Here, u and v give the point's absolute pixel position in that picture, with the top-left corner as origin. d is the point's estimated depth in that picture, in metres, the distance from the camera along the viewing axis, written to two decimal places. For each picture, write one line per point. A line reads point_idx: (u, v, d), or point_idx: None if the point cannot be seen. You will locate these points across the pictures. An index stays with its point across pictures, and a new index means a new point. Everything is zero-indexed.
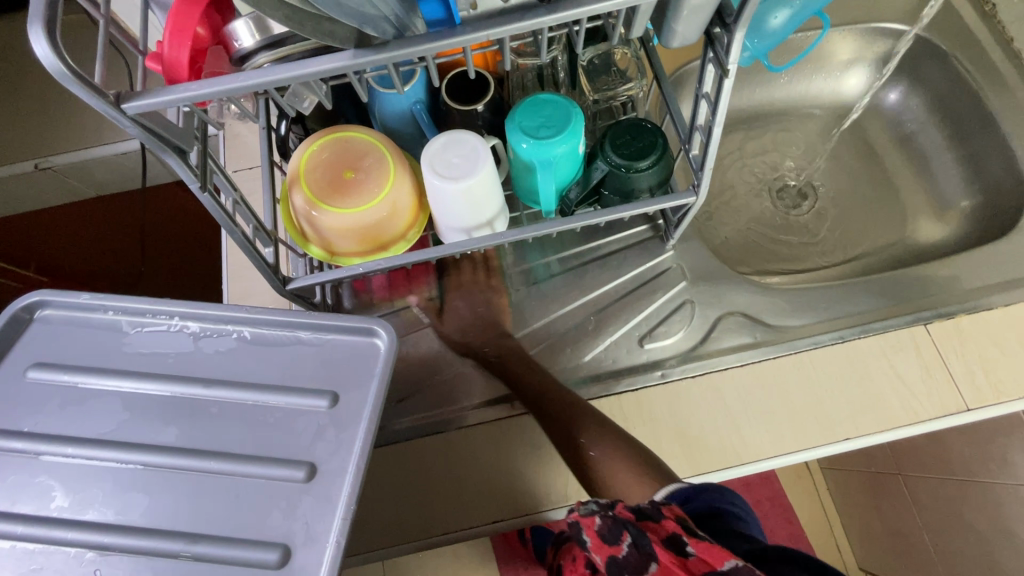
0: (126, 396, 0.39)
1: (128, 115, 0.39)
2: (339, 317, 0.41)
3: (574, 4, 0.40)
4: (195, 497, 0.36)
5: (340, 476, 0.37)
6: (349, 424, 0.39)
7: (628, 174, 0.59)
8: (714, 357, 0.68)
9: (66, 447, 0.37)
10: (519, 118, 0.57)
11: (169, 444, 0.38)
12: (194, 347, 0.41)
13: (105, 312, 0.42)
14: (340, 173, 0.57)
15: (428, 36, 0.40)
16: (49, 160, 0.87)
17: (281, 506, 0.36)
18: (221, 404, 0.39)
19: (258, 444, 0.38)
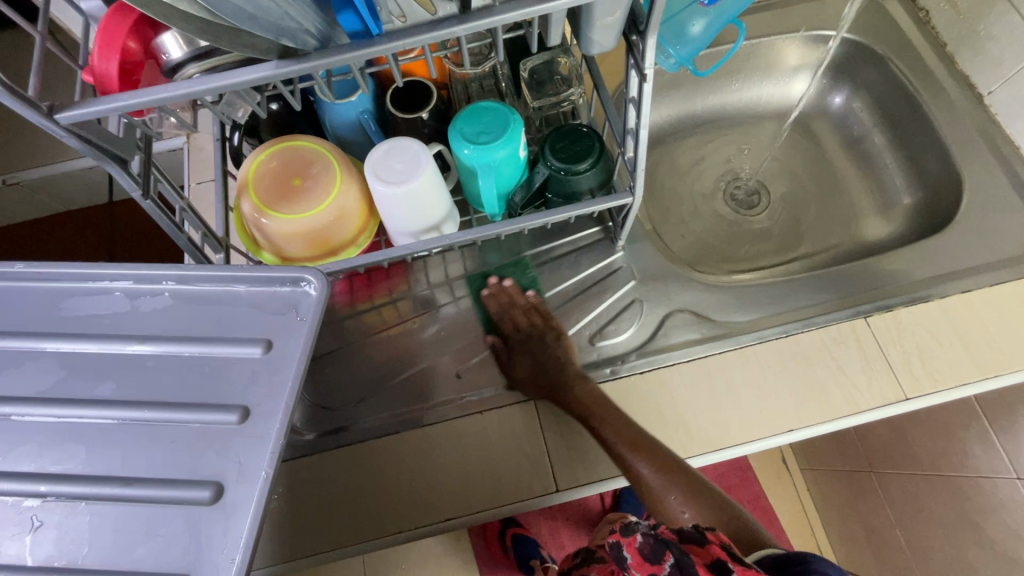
0: (61, 355, 0.41)
1: (62, 125, 0.40)
2: (270, 267, 0.41)
3: (484, 15, 0.42)
4: (129, 445, 0.38)
5: (270, 417, 0.38)
6: (282, 367, 0.40)
7: (569, 177, 0.61)
8: (664, 352, 0.70)
9: (4, 407, 0.39)
10: (459, 125, 0.60)
11: (106, 398, 0.39)
12: (130, 306, 0.42)
13: (42, 280, 0.43)
14: (288, 180, 0.59)
15: (348, 46, 0.42)
16: (18, 175, 0.90)
17: (215, 448, 0.37)
18: (156, 357, 0.41)
19: (190, 393, 0.39)
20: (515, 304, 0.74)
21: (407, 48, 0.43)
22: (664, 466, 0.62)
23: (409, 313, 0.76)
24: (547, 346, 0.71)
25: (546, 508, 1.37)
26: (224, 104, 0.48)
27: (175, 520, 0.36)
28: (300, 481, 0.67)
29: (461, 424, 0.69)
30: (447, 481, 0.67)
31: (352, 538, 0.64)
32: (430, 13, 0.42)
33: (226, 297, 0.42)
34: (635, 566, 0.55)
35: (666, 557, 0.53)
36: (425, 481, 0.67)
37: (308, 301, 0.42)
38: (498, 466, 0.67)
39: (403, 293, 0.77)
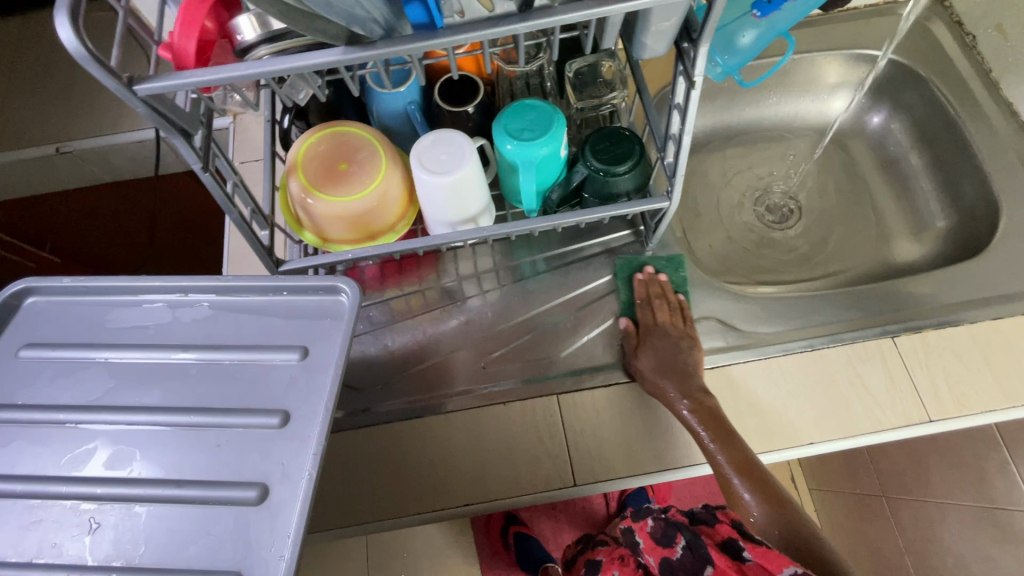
0: (111, 365, 0.47)
1: (139, 96, 0.42)
2: (307, 279, 0.49)
3: (544, 14, 0.43)
4: (179, 449, 0.43)
5: (309, 419, 0.44)
6: (318, 370, 0.46)
7: (607, 178, 0.62)
8: None
9: (59, 414, 0.44)
10: (504, 121, 0.61)
11: (153, 406, 0.45)
12: (171, 318, 0.49)
13: (99, 296, 0.50)
14: (335, 164, 0.61)
15: (412, 37, 0.43)
16: (71, 144, 0.89)
17: (256, 450, 0.43)
18: (198, 365, 0.47)
19: (235, 399, 0.45)
20: (665, 298, 0.73)
21: (468, 42, 0.44)
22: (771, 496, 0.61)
23: (432, 302, 0.78)
24: (681, 350, 0.69)
25: (549, 507, 1.38)
26: (288, 86, 0.50)
27: (225, 518, 0.41)
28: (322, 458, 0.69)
29: (483, 414, 0.70)
30: (466, 469, 0.68)
31: (373, 516, 0.66)
32: (489, 9, 0.43)
33: (264, 306, 0.50)
34: (651, 549, 0.74)
35: (674, 540, 0.73)
36: (441, 463, 0.68)
37: (342, 310, 0.49)
38: (517, 457, 0.68)
39: (432, 282, 0.79)
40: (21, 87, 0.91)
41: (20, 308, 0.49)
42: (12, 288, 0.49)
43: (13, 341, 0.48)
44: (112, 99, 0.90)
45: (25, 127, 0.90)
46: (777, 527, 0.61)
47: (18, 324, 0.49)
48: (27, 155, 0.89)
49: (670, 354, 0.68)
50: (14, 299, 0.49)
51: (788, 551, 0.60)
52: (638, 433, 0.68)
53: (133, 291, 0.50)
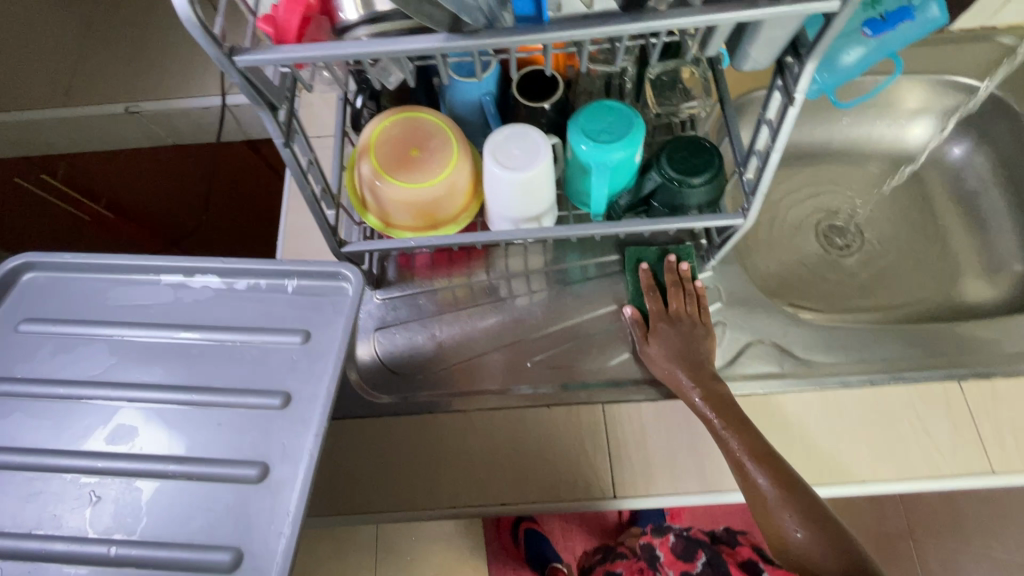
0: (112, 343, 0.48)
1: (237, 67, 0.42)
2: (310, 263, 0.50)
3: (656, 17, 0.42)
4: (182, 427, 0.45)
5: (309, 401, 0.46)
6: (320, 353, 0.48)
7: (681, 189, 0.61)
8: (738, 381, 0.68)
9: (59, 386, 0.46)
10: (581, 120, 0.60)
11: (155, 381, 0.47)
12: (172, 298, 0.50)
13: (106, 272, 0.52)
14: (407, 150, 0.61)
15: (516, 30, 0.42)
16: (139, 105, 0.89)
17: (257, 431, 0.45)
18: (200, 346, 0.48)
19: (238, 379, 0.47)
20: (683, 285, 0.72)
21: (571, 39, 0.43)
22: (788, 483, 0.56)
23: (477, 297, 0.76)
24: (697, 337, 0.68)
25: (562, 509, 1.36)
26: (379, 68, 0.49)
27: (226, 495, 0.43)
28: (359, 442, 0.69)
29: (527, 415, 0.69)
30: (501, 468, 0.67)
31: (404, 505, 0.66)
32: (586, 7, 0.43)
33: (269, 289, 0.51)
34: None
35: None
36: (475, 459, 0.68)
37: (345, 293, 0.51)
38: (555, 461, 0.67)
39: (481, 276, 0.78)
40: (96, 44, 0.92)
41: (19, 281, 0.51)
42: (11, 264, 0.50)
43: (14, 315, 0.50)
44: (182, 63, 0.90)
45: (96, 85, 0.90)
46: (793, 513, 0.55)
47: (16, 296, 0.51)
48: (97, 111, 0.90)
49: (682, 341, 0.67)
50: (13, 274, 0.51)
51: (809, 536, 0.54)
52: (682, 451, 0.67)
53: (126, 270, 0.51)
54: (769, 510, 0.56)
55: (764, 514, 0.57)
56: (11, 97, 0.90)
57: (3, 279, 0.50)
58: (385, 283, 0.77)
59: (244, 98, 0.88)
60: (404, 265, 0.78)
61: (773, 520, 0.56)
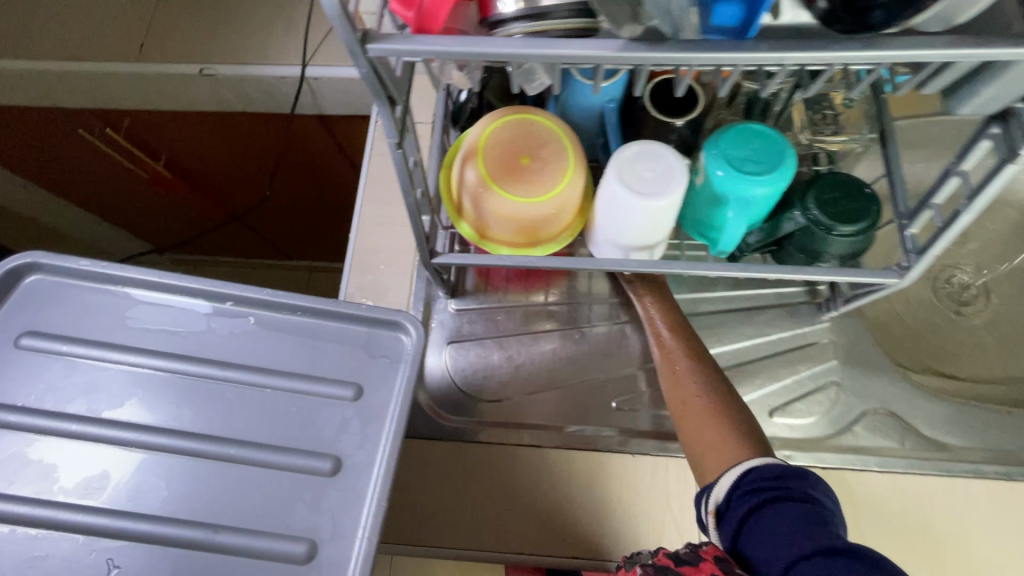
0: (133, 375, 0.45)
1: (367, 56, 0.35)
2: (370, 308, 0.47)
3: (897, 44, 0.33)
4: (210, 488, 0.42)
5: (363, 469, 0.43)
6: (371, 414, 0.45)
7: (827, 235, 0.52)
8: (851, 454, 0.60)
9: (72, 424, 0.43)
10: (723, 145, 0.52)
11: (184, 428, 0.43)
12: (204, 327, 0.47)
13: (120, 287, 0.47)
14: (518, 157, 0.54)
15: (709, 43, 0.34)
16: (214, 68, 0.83)
17: (305, 499, 0.42)
18: (234, 389, 0.45)
19: (282, 435, 0.44)
20: None
21: (775, 62, 0.35)
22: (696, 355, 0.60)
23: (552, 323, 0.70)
24: None
25: None
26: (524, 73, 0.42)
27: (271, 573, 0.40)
28: (423, 467, 0.64)
29: (607, 460, 0.64)
30: (575, 518, 0.62)
31: (466, 544, 0.61)
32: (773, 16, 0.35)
33: (319, 327, 0.48)
34: None
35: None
36: (547, 503, 0.62)
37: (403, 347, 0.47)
38: (634, 518, 0.61)
39: (563, 296, 0.71)
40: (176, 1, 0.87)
41: (23, 282, 0.47)
42: (13, 263, 0.46)
43: (14, 324, 0.46)
44: (263, 30, 0.84)
45: (171, 43, 0.84)
46: (697, 377, 0.58)
47: (17, 299, 0.46)
48: (167, 70, 0.83)
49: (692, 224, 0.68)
50: (14, 275, 0.47)
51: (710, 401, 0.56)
52: None
53: (140, 286, 0.47)
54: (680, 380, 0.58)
55: (672, 386, 0.59)
56: (83, 46, 0.85)
57: (7, 278, 0.46)
58: (463, 293, 0.71)
59: (325, 73, 0.81)
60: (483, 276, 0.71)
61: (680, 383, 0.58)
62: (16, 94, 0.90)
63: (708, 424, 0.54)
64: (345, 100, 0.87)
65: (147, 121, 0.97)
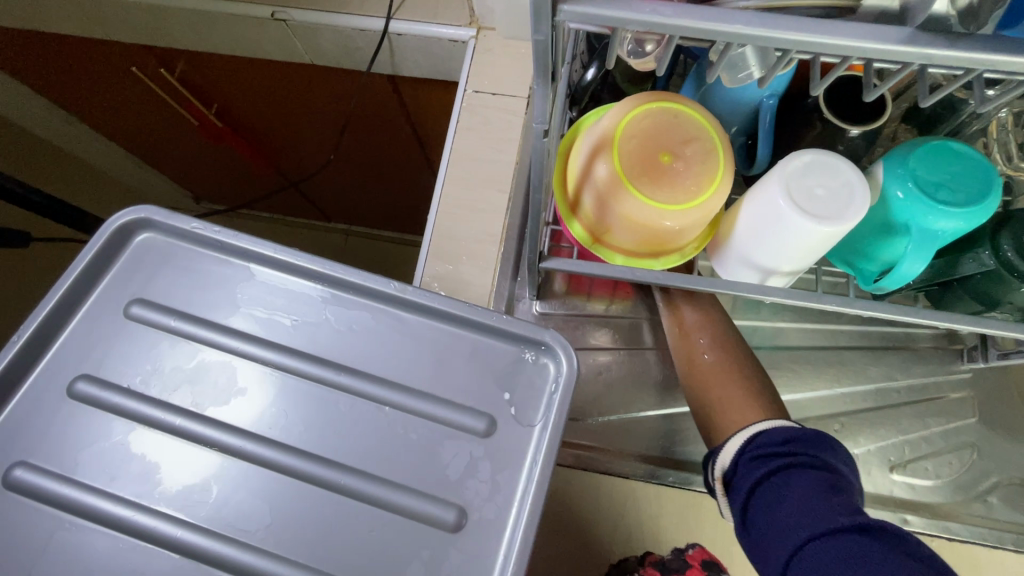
0: (242, 367, 0.42)
1: (558, 20, 0.27)
2: (517, 324, 0.42)
3: None
4: (320, 524, 0.38)
5: (490, 528, 0.38)
6: (504, 460, 0.40)
7: (1020, 284, 0.44)
8: (983, 528, 0.53)
9: (177, 417, 0.40)
10: (915, 163, 0.43)
11: (294, 444, 0.40)
12: (319, 318, 0.43)
13: (227, 256, 0.45)
14: (657, 154, 0.45)
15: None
16: (289, 12, 0.73)
17: (423, 556, 0.37)
18: (350, 402, 0.41)
19: (402, 468, 0.39)
20: None
21: None
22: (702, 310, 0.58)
23: (635, 337, 0.65)
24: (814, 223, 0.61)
25: None
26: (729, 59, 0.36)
27: None
28: None
29: None
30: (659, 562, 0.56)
31: None
32: None
33: (445, 336, 0.43)
34: None
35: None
36: None
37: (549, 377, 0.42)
38: None
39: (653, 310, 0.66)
40: None
41: (133, 240, 0.45)
42: (124, 220, 0.44)
43: (121, 292, 0.43)
44: None
45: None
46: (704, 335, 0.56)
47: (128, 260, 0.44)
48: (237, 11, 0.74)
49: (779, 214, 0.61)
50: (125, 233, 0.45)
51: (720, 361, 0.55)
52: None
53: (260, 261, 0.44)
54: (687, 335, 0.57)
55: (675, 344, 0.57)
56: None
57: (117, 235, 0.44)
58: (550, 297, 0.65)
59: (411, 28, 0.72)
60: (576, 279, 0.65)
61: (688, 342, 0.57)
62: (72, 23, 0.82)
63: (715, 384, 0.53)
64: (427, 60, 0.77)
65: (204, 64, 0.89)
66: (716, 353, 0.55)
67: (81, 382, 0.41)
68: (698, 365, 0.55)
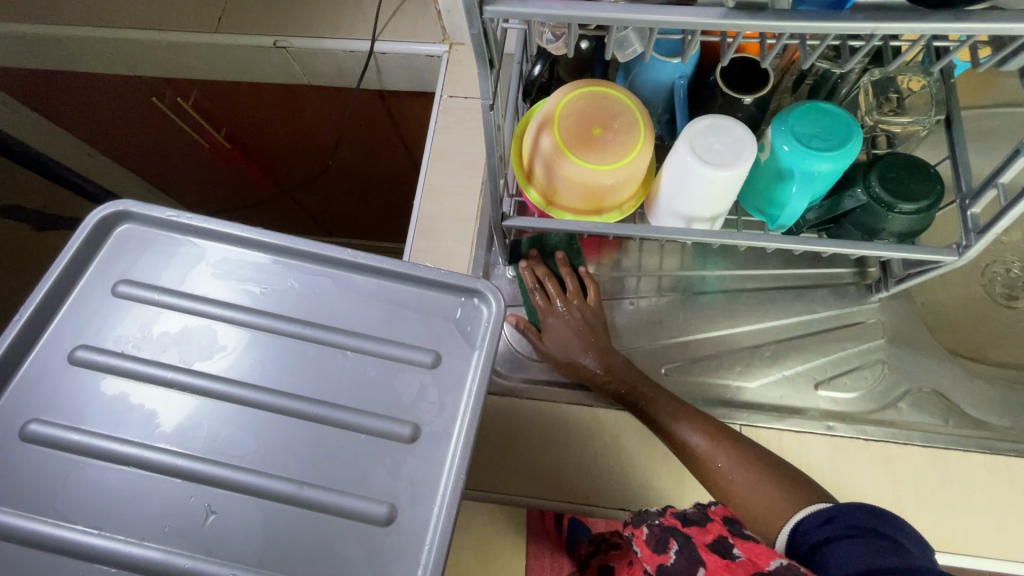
0: (221, 326, 0.46)
1: (483, 17, 0.38)
2: (453, 273, 0.48)
3: (989, 18, 0.35)
4: (295, 448, 0.43)
5: (440, 438, 0.44)
6: (449, 384, 0.46)
7: (888, 213, 0.54)
8: (894, 428, 0.62)
9: (167, 372, 0.45)
10: (793, 121, 0.54)
11: (270, 384, 0.45)
12: (285, 284, 0.48)
13: (201, 237, 0.49)
14: (590, 127, 0.56)
15: (809, 13, 0.36)
16: (289, 40, 0.85)
17: (386, 464, 0.43)
18: (317, 348, 0.46)
19: (363, 397, 0.45)
20: None
21: (868, 32, 0.37)
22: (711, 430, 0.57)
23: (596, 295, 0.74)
24: None
25: None
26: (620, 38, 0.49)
27: (354, 533, 0.41)
28: (482, 422, 0.68)
29: None
30: (623, 474, 0.66)
31: (520, 491, 0.65)
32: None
33: (395, 290, 0.49)
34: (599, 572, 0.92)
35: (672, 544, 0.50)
36: (595, 459, 0.66)
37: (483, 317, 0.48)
38: (679, 477, 0.65)
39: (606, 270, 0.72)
40: None
41: (115, 230, 0.49)
42: (104, 213, 0.48)
43: (110, 272, 0.48)
44: (335, 4, 0.87)
45: (253, 17, 0.87)
46: (722, 458, 0.56)
47: (113, 248, 0.49)
48: (246, 44, 0.86)
49: None
50: (107, 224, 0.49)
51: (747, 474, 0.54)
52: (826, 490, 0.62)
53: (226, 239, 0.49)
54: (708, 460, 0.56)
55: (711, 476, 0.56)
56: (165, 17, 0.88)
57: (100, 227, 0.48)
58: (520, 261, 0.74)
59: (395, 47, 0.84)
60: (526, 324, 0.68)
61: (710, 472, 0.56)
62: (101, 61, 0.95)
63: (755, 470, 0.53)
64: (410, 75, 0.90)
65: (215, 91, 1.02)
66: (741, 471, 0.55)
67: (80, 350, 0.45)
68: (737, 490, 0.54)
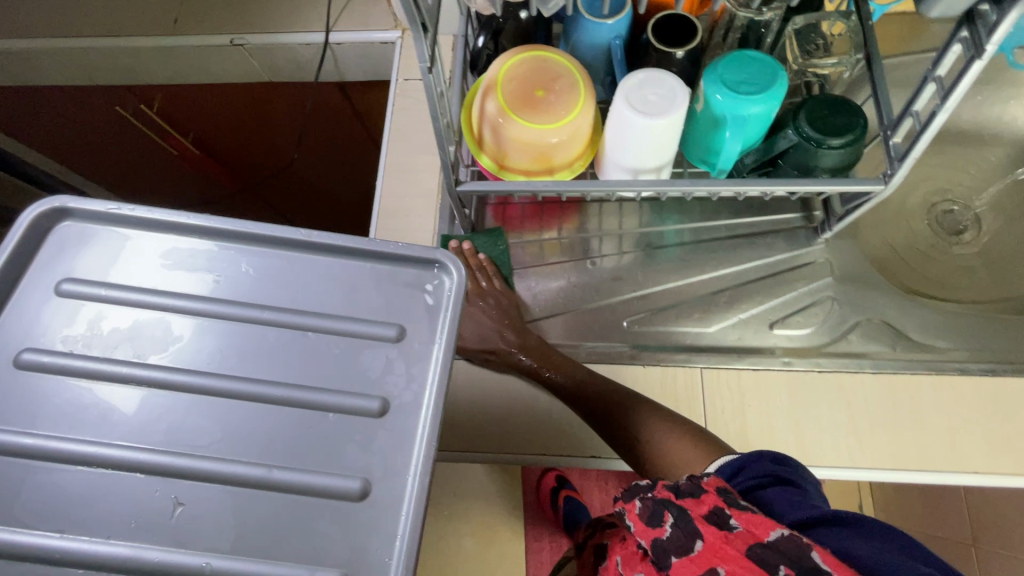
0: (175, 318, 0.41)
1: None
2: (410, 246, 0.42)
3: None
4: (256, 434, 0.38)
5: (410, 411, 0.39)
6: (418, 355, 0.41)
7: (818, 149, 0.57)
8: (844, 358, 0.66)
9: (123, 368, 0.39)
10: (721, 70, 0.57)
11: (229, 371, 0.40)
12: (239, 270, 0.42)
13: (146, 231, 0.43)
14: (532, 90, 0.59)
15: None
16: (245, 37, 0.87)
17: (357, 440, 0.38)
18: (277, 330, 0.41)
19: (326, 376, 0.40)
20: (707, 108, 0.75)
21: None
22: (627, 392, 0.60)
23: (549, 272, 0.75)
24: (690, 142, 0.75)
25: (601, 475, 1.16)
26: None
27: (327, 511, 0.37)
28: (457, 387, 0.70)
29: None
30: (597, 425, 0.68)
31: (499, 450, 0.67)
32: None
33: (353, 267, 0.43)
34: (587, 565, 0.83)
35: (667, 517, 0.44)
36: (568, 414, 0.68)
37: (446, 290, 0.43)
38: None
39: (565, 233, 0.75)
40: None
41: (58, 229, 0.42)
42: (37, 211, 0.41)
43: (51, 272, 0.41)
44: None
45: (207, 17, 0.89)
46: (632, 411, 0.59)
47: (55, 245, 0.42)
48: (202, 43, 0.88)
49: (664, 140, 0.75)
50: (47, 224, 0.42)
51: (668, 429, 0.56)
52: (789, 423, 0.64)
53: (176, 228, 0.42)
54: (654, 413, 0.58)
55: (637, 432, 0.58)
56: (119, 23, 0.90)
57: (34, 231, 0.41)
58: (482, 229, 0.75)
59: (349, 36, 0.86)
60: None
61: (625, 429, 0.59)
62: (61, 72, 0.96)
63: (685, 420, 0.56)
64: (367, 64, 0.92)
65: (177, 95, 1.03)
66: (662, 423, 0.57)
67: (27, 352, 0.39)
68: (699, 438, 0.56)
